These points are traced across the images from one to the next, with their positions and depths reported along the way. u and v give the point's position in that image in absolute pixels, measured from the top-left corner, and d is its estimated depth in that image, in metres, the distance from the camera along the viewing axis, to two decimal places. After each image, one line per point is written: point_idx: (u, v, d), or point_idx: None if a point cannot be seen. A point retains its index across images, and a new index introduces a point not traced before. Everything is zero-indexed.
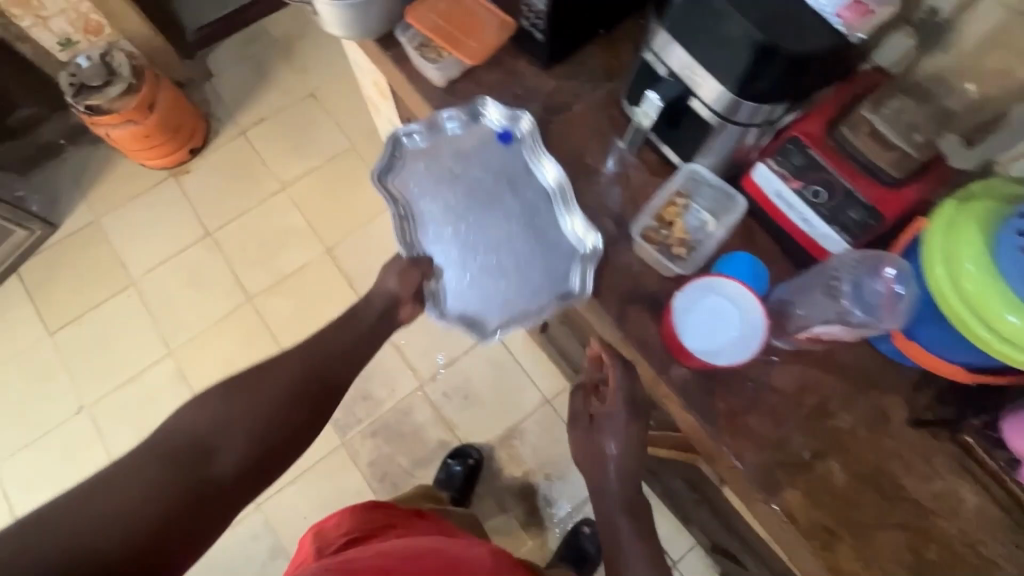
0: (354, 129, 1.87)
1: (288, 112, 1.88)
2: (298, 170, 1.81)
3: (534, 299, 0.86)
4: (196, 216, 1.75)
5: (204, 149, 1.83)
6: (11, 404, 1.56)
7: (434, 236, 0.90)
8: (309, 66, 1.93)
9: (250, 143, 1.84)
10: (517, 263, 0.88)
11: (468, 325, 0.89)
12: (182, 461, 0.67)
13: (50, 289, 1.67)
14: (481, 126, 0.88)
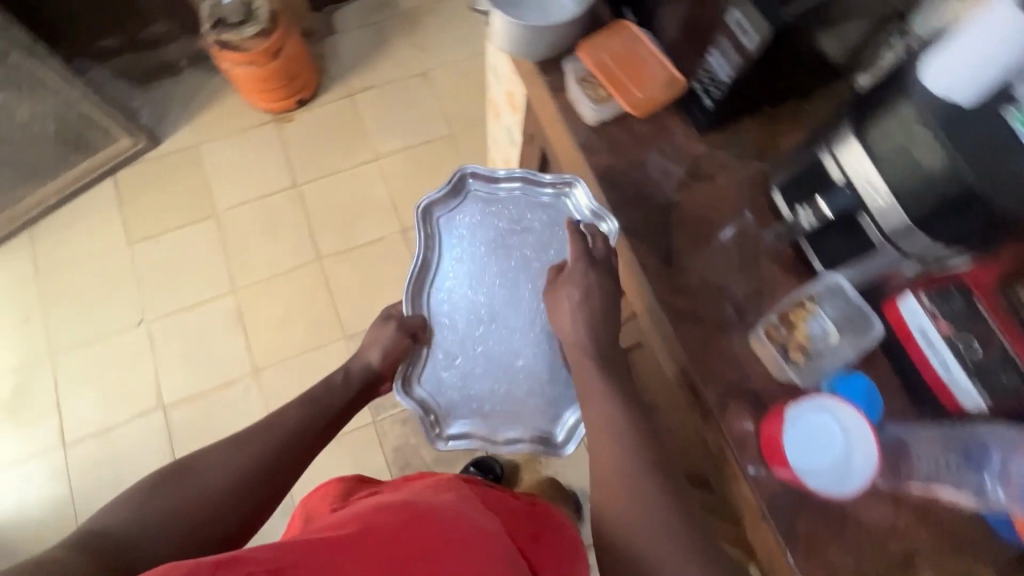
0: (457, 117, 1.87)
1: (398, 85, 1.89)
2: (394, 145, 1.83)
3: (501, 426, 0.88)
4: (288, 166, 1.78)
5: (311, 102, 1.86)
6: (79, 301, 1.62)
7: (449, 293, 0.92)
8: (428, 45, 1.94)
9: (355, 107, 1.86)
10: (501, 376, 0.89)
11: (427, 412, 0.88)
12: (162, 506, 0.59)
13: (138, 201, 1.72)
14: (548, 211, 0.93)
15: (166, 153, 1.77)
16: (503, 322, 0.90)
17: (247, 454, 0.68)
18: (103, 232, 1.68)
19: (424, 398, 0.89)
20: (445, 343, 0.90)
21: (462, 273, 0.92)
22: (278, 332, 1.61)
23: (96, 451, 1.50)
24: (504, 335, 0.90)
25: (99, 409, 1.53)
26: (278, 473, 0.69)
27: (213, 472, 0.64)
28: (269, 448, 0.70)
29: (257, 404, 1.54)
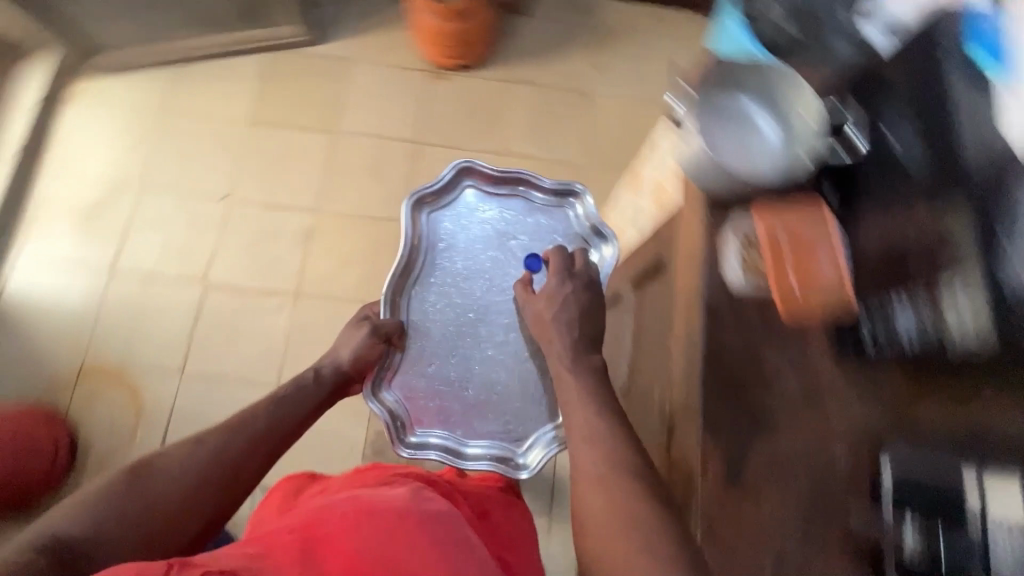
0: (595, 152, 1.78)
1: (557, 93, 1.82)
2: (524, 149, 1.76)
3: (461, 437, 1.10)
4: (420, 121, 1.76)
5: (470, 70, 1.80)
6: (184, 152, 1.67)
7: (434, 290, 1.15)
8: (605, 68, 1.85)
9: (507, 95, 1.80)
10: (466, 384, 1.12)
11: (396, 419, 1.09)
12: (113, 513, 0.67)
13: (275, 86, 1.74)
14: (544, 212, 1.20)
15: (320, 55, 1.77)
16: (474, 324, 1.14)
17: (201, 466, 0.75)
18: (231, 99, 1.72)
19: (397, 403, 1.10)
20: (423, 350, 1.13)
21: (450, 276, 1.16)
22: (330, 271, 1.61)
23: (130, 291, 1.56)
24: (477, 346, 1.13)
25: (151, 256, 1.59)
26: (229, 480, 0.76)
27: (166, 481, 0.72)
28: (222, 461, 0.77)
29: (279, 326, 1.55)
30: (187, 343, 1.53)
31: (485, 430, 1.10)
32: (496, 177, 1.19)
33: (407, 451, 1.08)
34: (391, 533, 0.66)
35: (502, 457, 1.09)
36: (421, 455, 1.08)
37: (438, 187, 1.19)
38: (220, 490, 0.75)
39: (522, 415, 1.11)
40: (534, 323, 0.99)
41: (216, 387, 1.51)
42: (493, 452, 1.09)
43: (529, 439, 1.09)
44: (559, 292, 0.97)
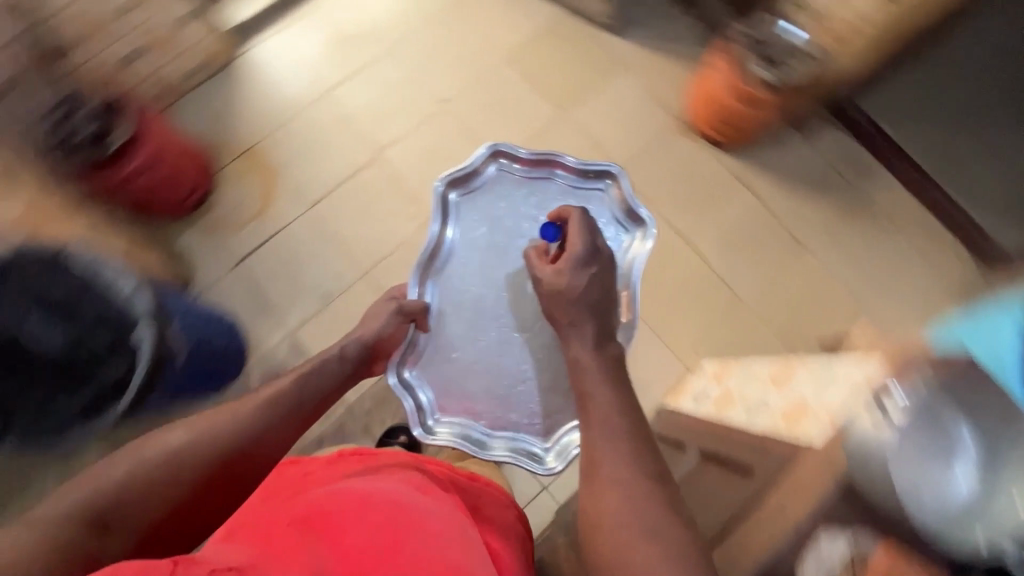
0: (764, 300, 1.65)
1: (773, 225, 1.70)
2: (704, 249, 1.67)
3: (478, 424, 1.26)
4: (638, 158, 1.72)
5: (712, 146, 1.73)
6: (440, 43, 1.75)
7: (462, 271, 1.31)
8: (833, 235, 1.70)
9: (727, 192, 1.71)
10: (483, 356, 1.28)
11: (421, 410, 1.27)
12: (130, 480, 0.71)
13: (547, 44, 1.77)
14: (571, 189, 1.34)
15: (600, 45, 1.78)
16: (496, 308, 1.29)
17: (215, 443, 0.79)
18: (506, 28, 1.77)
19: (422, 394, 1.28)
20: (443, 337, 1.29)
21: (477, 259, 1.31)
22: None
23: (320, 117, 1.68)
24: (488, 326, 1.28)
25: (356, 105, 1.70)
26: (240, 454, 0.81)
27: (180, 453, 0.76)
28: (238, 436, 0.82)
29: (398, 231, 1.62)
30: (329, 191, 1.64)
31: (502, 408, 1.26)
32: (521, 154, 1.32)
33: (427, 437, 1.26)
34: (389, 530, 0.66)
35: (526, 454, 1.26)
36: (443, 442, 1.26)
37: (474, 169, 1.34)
38: (234, 460, 0.80)
39: (548, 409, 1.25)
40: (545, 292, 1.06)
41: (323, 239, 1.61)
42: (515, 451, 1.26)
43: (556, 435, 1.25)
44: (564, 267, 1.04)
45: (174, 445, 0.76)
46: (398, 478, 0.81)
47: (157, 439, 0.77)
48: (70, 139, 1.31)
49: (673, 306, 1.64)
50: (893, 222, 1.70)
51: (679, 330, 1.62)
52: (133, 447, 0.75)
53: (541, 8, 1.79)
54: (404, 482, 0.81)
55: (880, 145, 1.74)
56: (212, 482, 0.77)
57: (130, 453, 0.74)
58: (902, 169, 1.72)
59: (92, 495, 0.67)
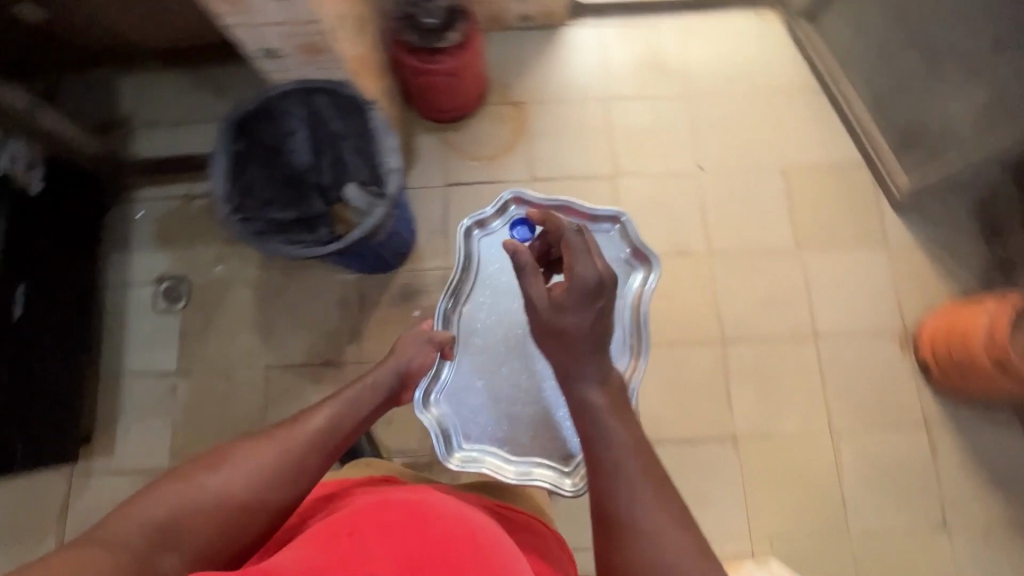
0: (862, 545, 1.47)
1: (923, 486, 1.51)
2: (839, 456, 1.52)
3: (500, 444, 1.23)
4: (833, 332, 1.60)
5: (914, 372, 1.57)
6: (727, 118, 1.75)
7: (482, 307, 1.31)
8: (980, 543, 1.47)
9: (898, 423, 1.54)
10: (508, 383, 1.26)
11: (444, 437, 1.24)
12: (189, 506, 0.70)
13: (818, 180, 1.71)
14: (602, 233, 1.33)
15: (868, 212, 1.69)
16: (510, 343, 1.28)
17: (272, 463, 0.79)
18: (795, 145, 1.74)
19: (447, 415, 1.25)
20: (470, 365, 1.28)
21: (499, 302, 1.31)
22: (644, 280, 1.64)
23: (590, 116, 1.75)
24: (507, 361, 1.27)
25: (623, 121, 1.75)
26: (298, 478, 0.80)
27: (234, 476, 0.75)
28: (294, 463, 0.80)
29: None
30: (552, 174, 1.71)
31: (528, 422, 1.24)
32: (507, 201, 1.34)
33: (455, 463, 1.22)
34: (450, 541, 0.67)
35: (548, 478, 1.20)
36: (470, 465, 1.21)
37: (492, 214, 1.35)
38: (295, 480, 0.80)
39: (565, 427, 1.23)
40: (539, 325, 0.89)
41: None
42: (543, 474, 1.20)
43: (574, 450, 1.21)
44: (570, 301, 0.85)
45: (216, 467, 0.76)
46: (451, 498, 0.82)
47: (203, 462, 0.76)
48: (416, 19, 1.41)
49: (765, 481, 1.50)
50: None
51: (763, 509, 1.49)
52: (189, 465, 0.76)
53: (836, 146, 1.74)
54: (456, 502, 0.82)
55: None
56: (266, 517, 0.75)
57: (189, 469, 0.75)
58: None
59: (156, 515, 0.68)
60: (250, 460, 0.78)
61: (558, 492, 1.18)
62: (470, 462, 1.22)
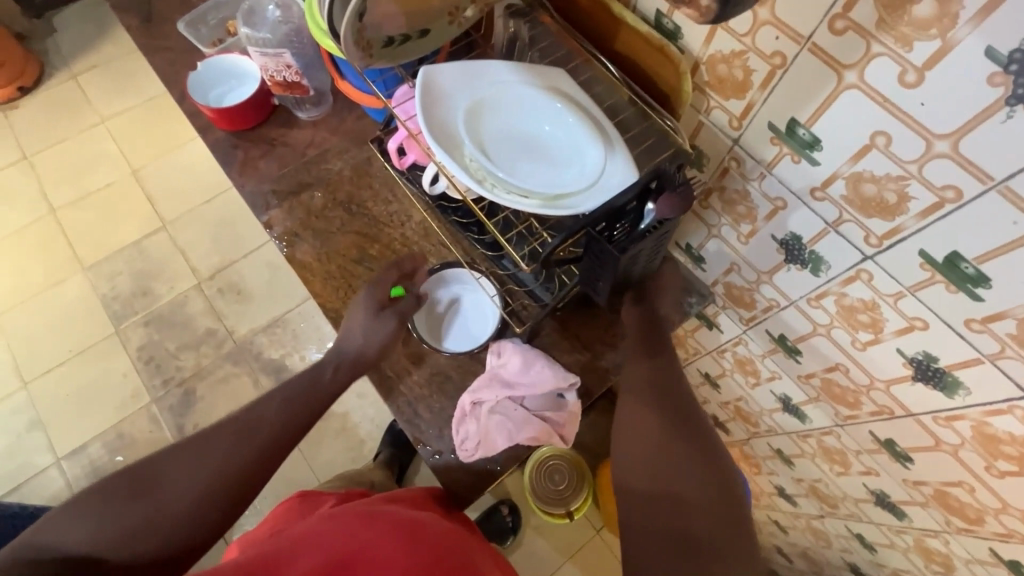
0: (145, 89, 1.94)
1: (61, 87, 1.95)
2: (118, 107, 1.91)
3: (805, 269, 0.62)
4: (15, 144, 1.86)
5: (35, 89, 1.94)
6: None
7: (717, 253, 0.73)
8: (122, 32, 2.04)
9: (80, 86, 1.95)
10: (765, 246, 0.65)
11: (762, 288, 0.71)
12: (119, 522, 0.54)
13: None
14: (606, 180, 0.53)
15: None
16: (741, 238, 0.68)
17: (208, 446, 0.62)
18: None
19: (741, 278, 0.73)
20: (718, 262, 0.74)
21: (712, 252, 0.74)
22: (36, 279, 1.69)
23: None
24: (738, 252, 0.70)
25: None
26: (240, 450, 0.63)
27: (189, 475, 0.59)
28: (211, 447, 0.62)
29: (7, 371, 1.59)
30: None
31: (793, 237, 0.60)
32: (604, 176, 0.53)
33: (758, 286, 0.71)
34: (371, 541, 0.59)
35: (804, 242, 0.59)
36: (758, 280, 0.70)
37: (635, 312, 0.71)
38: (243, 466, 0.62)
39: (816, 218, 0.56)
40: None
41: None
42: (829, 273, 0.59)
43: (809, 201, 0.55)
44: None
45: (119, 495, 0.56)
46: (393, 521, 0.63)
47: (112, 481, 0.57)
48: None
49: (160, 132, 1.88)
50: (125, 39, 2.04)
51: (166, 133, 1.88)
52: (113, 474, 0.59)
53: None
54: (397, 518, 0.64)
55: (59, 11, 2.06)
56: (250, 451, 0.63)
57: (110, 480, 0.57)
58: (72, 26, 2.04)
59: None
60: (190, 459, 0.60)
61: (860, 292, 0.57)
62: (760, 281, 0.70)
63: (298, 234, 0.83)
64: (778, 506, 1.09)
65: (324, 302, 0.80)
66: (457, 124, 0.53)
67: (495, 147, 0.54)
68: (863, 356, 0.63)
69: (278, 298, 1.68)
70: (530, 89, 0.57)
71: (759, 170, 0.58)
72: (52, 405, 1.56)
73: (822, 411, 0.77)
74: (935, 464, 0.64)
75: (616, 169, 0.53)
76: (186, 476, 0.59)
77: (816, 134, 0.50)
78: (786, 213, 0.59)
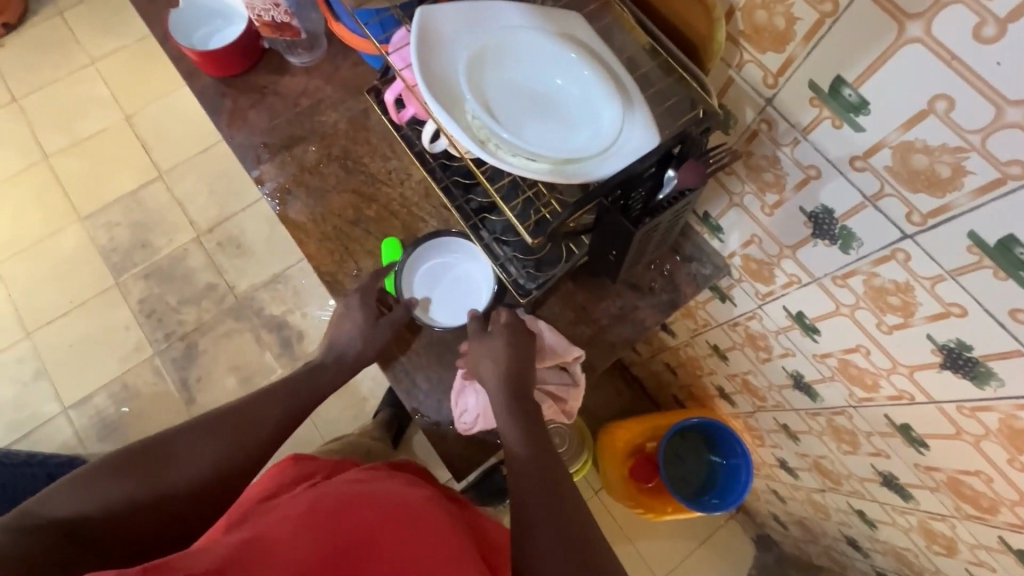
0: (136, 28, 1.84)
1: (46, 25, 1.84)
2: (107, 47, 1.82)
3: (834, 244, 0.57)
4: (4, 86, 1.79)
5: (19, 26, 1.84)
6: None
7: (737, 224, 0.68)
8: None
9: (67, 23, 1.84)
10: (793, 219, 0.60)
11: (780, 263, 0.66)
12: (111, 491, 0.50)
13: None
14: (622, 141, 0.48)
15: None
16: (766, 208, 0.62)
17: (215, 434, 0.59)
18: None
19: (758, 251, 0.68)
20: (736, 232, 0.69)
21: (732, 223, 0.69)
22: (32, 229, 1.66)
23: None
24: (759, 224, 0.65)
25: None
26: (241, 440, 0.59)
27: (195, 459, 0.56)
28: (213, 433, 0.59)
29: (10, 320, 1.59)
30: None
31: (826, 211, 0.55)
32: (622, 135, 0.48)
33: (780, 259, 0.66)
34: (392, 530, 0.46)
35: (835, 216, 0.54)
36: (777, 254, 0.66)
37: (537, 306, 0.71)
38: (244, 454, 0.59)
39: (855, 190, 0.50)
40: None
41: None
42: (862, 249, 0.54)
43: (850, 172, 0.49)
44: None
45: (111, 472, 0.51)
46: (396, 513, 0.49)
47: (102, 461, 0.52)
48: None
49: (152, 75, 1.79)
50: None
51: (159, 77, 1.79)
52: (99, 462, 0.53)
53: None
54: (402, 506, 0.51)
55: None
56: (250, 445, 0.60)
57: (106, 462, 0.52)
58: None
59: (104, 546, 0.48)
60: (198, 443, 0.57)
61: (893, 271, 0.52)
62: (780, 255, 0.66)
63: (291, 191, 0.79)
64: (779, 477, 1.09)
65: (317, 263, 0.77)
66: (458, 78, 0.48)
67: (500, 106, 0.49)
68: (888, 339, 0.59)
69: (279, 253, 1.65)
70: (539, 35, 0.51)
71: (793, 135, 0.52)
72: (56, 354, 1.56)
73: (836, 391, 0.74)
74: (952, 452, 0.62)
75: (636, 128, 0.48)
76: (191, 454, 0.56)
77: (864, 96, 0.44)
78: (821, 183, 0.53)
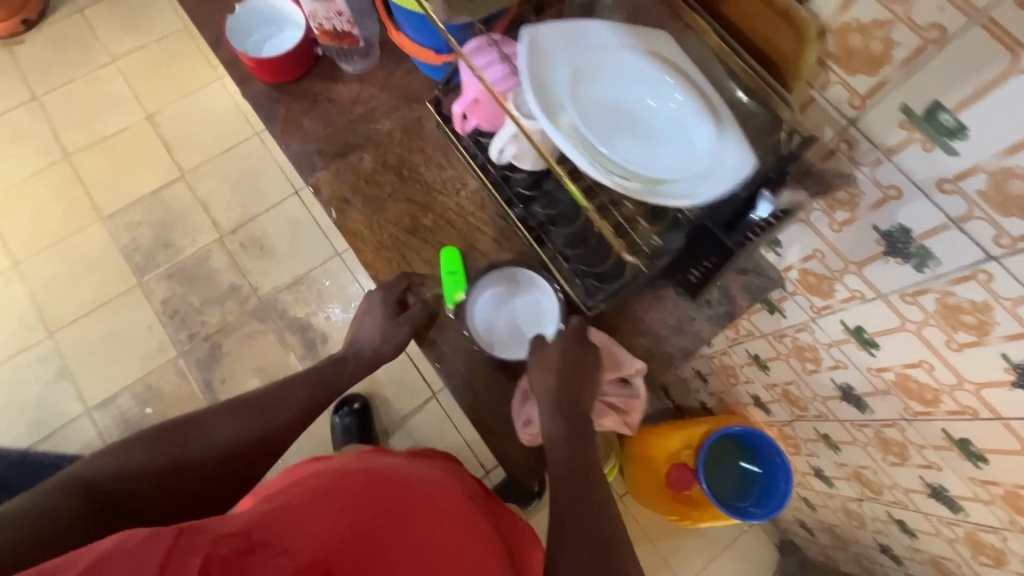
0: (158, 27, 1.83)
1: (67, 21, 1.83)
2: (129, 45, 1.80)
3: (908, 264, 0.58)
4: (25, 83, 1.77)
5: (39, 22, 1.82)
6: None
7: (799, 239, 0.69)
8: None
9: (87, 20, 1.83)
10: (865, 238, 0.60)
11: (844, 278, 0.67)
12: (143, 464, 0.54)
13: None
14: (716, 164, 0.48)
15: None
16: (834, 225, 0.63)
17: (245, 415, 0.62)
18: None
19: (819, 266, 0.69)
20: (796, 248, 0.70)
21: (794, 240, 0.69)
22: (53, 228, 1.65)
23: None
24: (825, 241, 0.65)
25: None
26: (268, 424, 0.63)
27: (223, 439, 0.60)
28: (244, 413, 0.63)
29: (31, 319, 1.58)
30: None
31: (903, 232, 0.56)
32: (717, 158, 0.48)
33: (844, 275, 0.67)
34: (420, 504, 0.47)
35: (913, 237, 0.55)
36: (840, 270, 0.67)
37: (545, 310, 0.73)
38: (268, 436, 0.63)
39: (941, 212, 0.51)
40: None
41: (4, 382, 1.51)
42: (940, 270, 0.55)
43: (937, 195, 0.50)
44: None
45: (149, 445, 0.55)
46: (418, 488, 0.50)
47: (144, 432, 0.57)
48: None
49: (174, 73, 1.78)
50: None
51: (181, 76, 1.78)
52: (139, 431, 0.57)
53: None
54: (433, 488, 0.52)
55: None
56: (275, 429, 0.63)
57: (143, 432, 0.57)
58: None
59: (129, 517, 0.51)
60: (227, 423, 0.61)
61: (973, 292, 0.53)
62: (845, 270, 0.66)
63: (347, 199, 0.79)
64: (812, 485, 1.10)
65: (374, 271, 0.77)
66: (557, 93, 0.48)
67: (597, 122, 0.49)
68: (956, 357, 0.60)
69: (303, 255, 1.64)
70: (639, 56, 0.51)
71: (876, 155, 0.53)
72: (79, 354, 1.55)
73: (889, 404, 0.74)
74: (1014, 467, 0.63)
75: (733, 151, 0.48)
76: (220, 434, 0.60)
77: (963, 122, 0.44)
78: (902, 205, 0.54)
